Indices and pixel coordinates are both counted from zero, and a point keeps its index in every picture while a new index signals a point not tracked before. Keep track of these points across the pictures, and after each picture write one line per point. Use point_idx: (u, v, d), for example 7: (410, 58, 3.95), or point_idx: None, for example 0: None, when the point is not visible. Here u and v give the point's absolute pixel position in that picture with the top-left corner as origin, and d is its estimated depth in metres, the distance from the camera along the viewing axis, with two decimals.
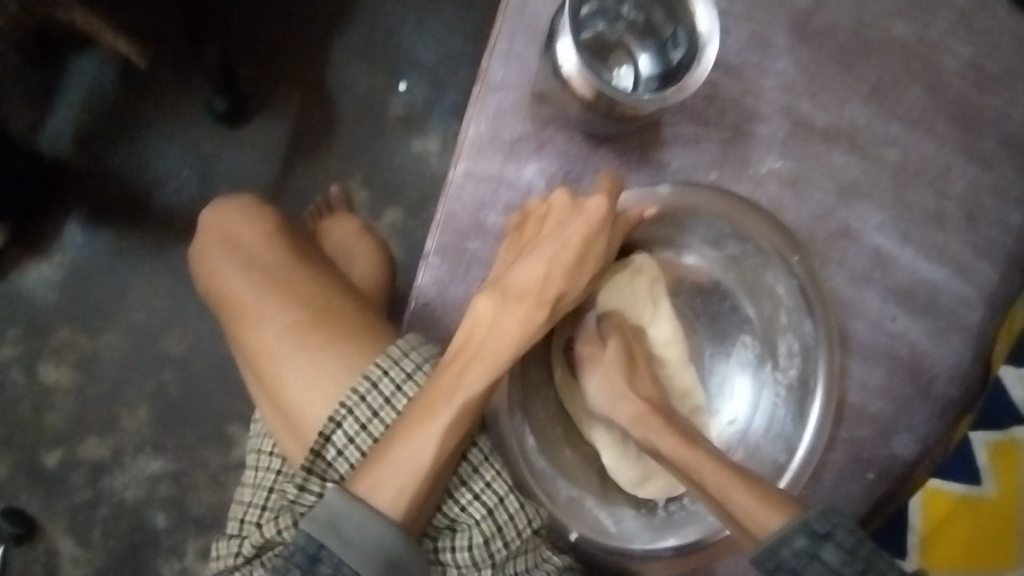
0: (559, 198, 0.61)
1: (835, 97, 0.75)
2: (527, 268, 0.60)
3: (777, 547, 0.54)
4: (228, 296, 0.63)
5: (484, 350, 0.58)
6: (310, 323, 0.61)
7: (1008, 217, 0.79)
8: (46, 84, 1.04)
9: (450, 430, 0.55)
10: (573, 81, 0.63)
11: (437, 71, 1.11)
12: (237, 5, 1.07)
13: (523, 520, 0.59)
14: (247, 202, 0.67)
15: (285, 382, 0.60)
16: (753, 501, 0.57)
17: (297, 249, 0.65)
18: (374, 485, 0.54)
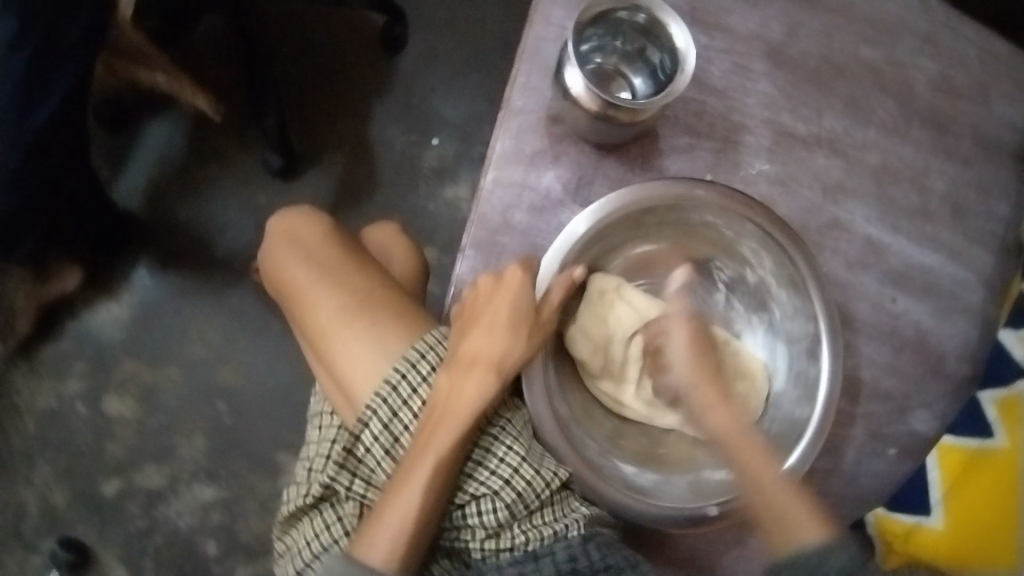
0: (484, 280, 0.71)
1: (812, 110, 0.86)
2: (477, 341, 0.70)
3: (818, 561, 0.61)
4: (292, 285, 0.76)
5: (447, 410, 0.67)
6: (357, 309, 0.73)
7: (989, 209, 0.89)
8: (125, 146, 1.19)
9: (432, 477, 0.64)
10: (580, 99, 0.74)
11: (465, 127, 1.25)
12: (293, 75, 1.22)
13: (541, 483, 0.67)
14: (308, 210, 0.79)
15: (336, 354, 0.72)
16: (811, 521, 0.66)
17: (347, 247, 0.78)
18: (371, 544, 0.63)
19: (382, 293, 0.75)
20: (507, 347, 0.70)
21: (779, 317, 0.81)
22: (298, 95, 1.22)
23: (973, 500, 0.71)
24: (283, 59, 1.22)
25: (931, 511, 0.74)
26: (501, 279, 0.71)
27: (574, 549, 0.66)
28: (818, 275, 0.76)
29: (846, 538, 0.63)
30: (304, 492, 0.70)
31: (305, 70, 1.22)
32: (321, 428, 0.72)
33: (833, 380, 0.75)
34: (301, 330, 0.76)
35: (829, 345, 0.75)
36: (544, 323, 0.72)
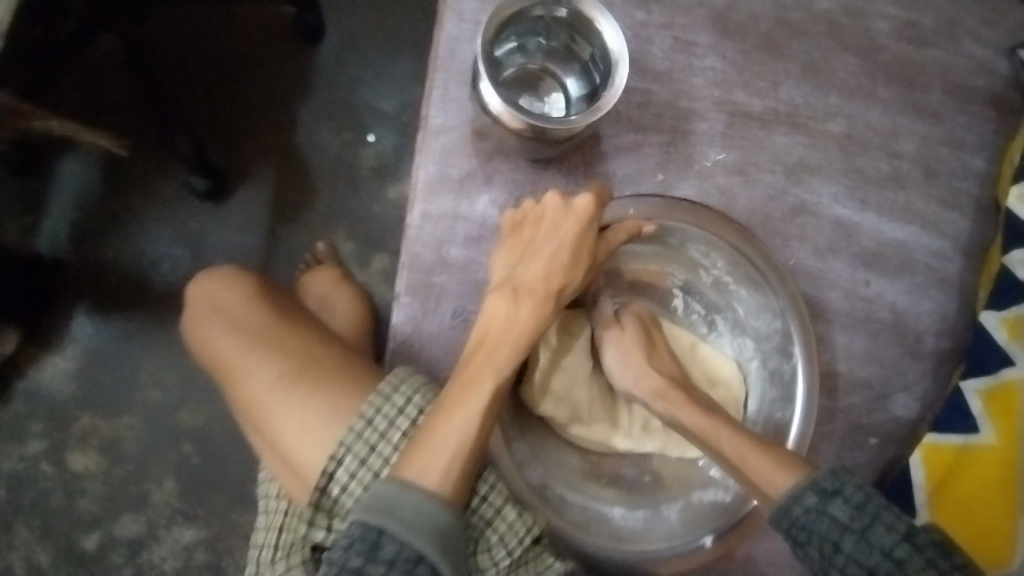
0: (549, 199, 0.65)
1: (768, 82, 0.77)
2: (535, 269, 0.64)
3: (790, 505, 0.58)
4: (219, 357, 0.67)
5: (500, 338, 0.62)
6: (295, 377, 0.64)
7: (963, 164, 0.81)
8: (38, 187, 1.10)
9: (485, 414, 0.59)
10: (504, 119, 0.65)
11: (402, 117, 1.15)
12: (206, 84, 1.12)
13: (520, 530, 0.63)
14: (231, 271, 0.72)
15: (279, 430, 0.64)
16: (770, 466, 0.61)
17: (275, 306, 0.69)
18: (423, 466, 0.56)
19: (323, 353, 0.67)
20: (567, 276, 0.65)
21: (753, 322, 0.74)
22: (217, 105, 1.12)
23: (965, 501, 0.70)
24: (193, 67, 1.11)
25: (916, 512, 0.72)
26: (569, 204, 0.64)
27: None
28: (781, 274, 0.71)
29: (814, 550, 0.56)
30: None
31: (220, 77, 1.12)
32: (270, 510, 0.66)
33: (809, 387, 0.70)
34: (235, 405, 0.67)
35: (801, 348, 0.71)
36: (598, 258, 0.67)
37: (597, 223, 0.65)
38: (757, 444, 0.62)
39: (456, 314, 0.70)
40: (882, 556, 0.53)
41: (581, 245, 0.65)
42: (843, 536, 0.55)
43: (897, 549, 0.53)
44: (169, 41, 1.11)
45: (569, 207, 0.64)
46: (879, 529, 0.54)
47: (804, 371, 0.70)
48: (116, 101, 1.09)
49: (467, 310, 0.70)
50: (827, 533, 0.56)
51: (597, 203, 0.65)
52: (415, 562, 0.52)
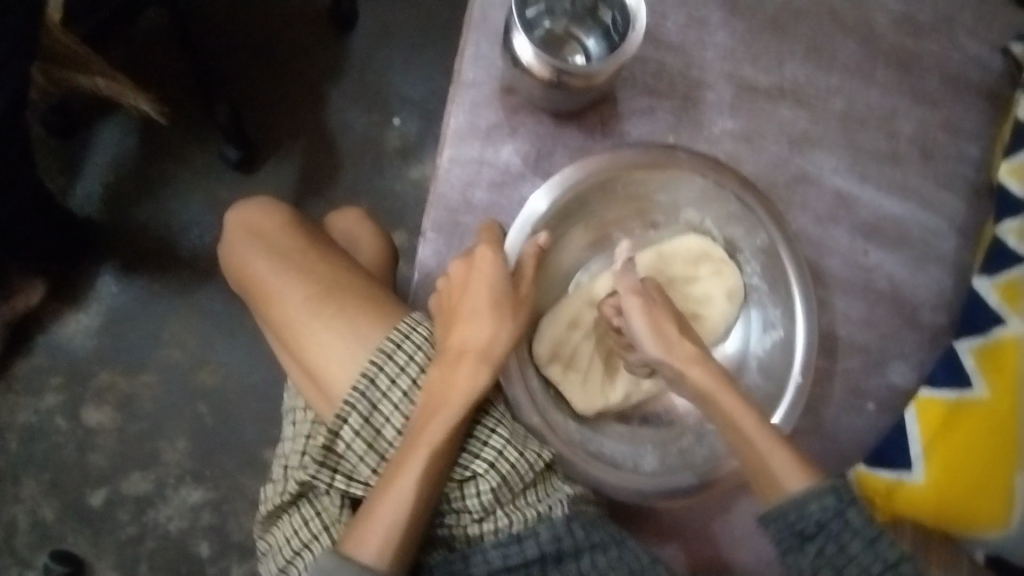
0: (456, 269, 0.67)
1: (774, 60, 0.83)
2: (463, 333, 0.65)
3: (805, 502, 0.61)
4: (253, 279, 0.70)
5: (437, 402, 0.63)
6: (324, 301, 0.67)
7: (961, 150, 0.86)
8: (78, 151, 1.16)
9: (425, 478, 0.60)
10: (533, 68, 0.71)
11: (427, 104, 1.22)
12: (246, 68, 1.19)
13: (524, 467, 0.64)
14: (267, 201, 0.73)
15: (310, 350, 0.66)
16: (790, 463, 0.64)
17: (310, 235, 0.71)
18: (360, 542, 0.59)
19: (353, 285, 0.69)
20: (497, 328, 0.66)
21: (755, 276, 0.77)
22: (253, 88, 1.19)
23: (955, 458, 0.72)
24: (234, 50, 1.19)
25: (912, 465, 0.74)
26: (472, 259, 0.66)
27: (559, 531, 0.63)
28: (778, 217, 0.73)
29: (761, 500, 0.63)
30: (281, 490, 0.66)
31: (260, 59, 1.19)
32: (294, 424, 0.68)
33: (810, 319, 0.72)
34: (265, 323, 0.70)
35: (800, 288, 0.72)
36: (524, 297, 0.67)
37: (507, 275, 0.66)
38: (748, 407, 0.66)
39: None
40: (841, 516, 0.61)
41: (507, 294, 0.66)
42: (814, 501, 0.61)
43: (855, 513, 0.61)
44: (210, 24, 1.19)
45: (474, 267, 0.65)
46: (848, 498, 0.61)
47: (804, 320, 0.72)
48: (161, 76, 1.16)
49: None
50: (802, 499, 0.62)
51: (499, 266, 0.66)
52: None
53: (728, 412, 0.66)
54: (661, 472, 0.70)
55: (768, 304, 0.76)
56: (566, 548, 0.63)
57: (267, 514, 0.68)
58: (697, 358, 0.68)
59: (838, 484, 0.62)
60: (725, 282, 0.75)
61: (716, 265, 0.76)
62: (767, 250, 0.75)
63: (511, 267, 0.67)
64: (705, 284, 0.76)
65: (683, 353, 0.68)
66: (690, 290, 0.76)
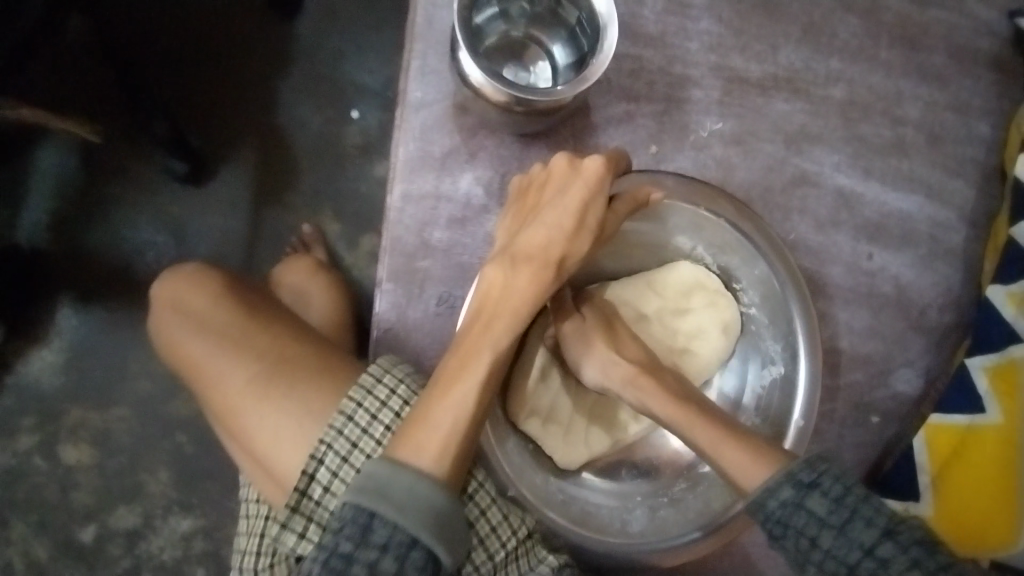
0: (559, 161, 0.61)
1: (765, 45, 0.73)
2: (536, 233, 0.60)
3: (765, 499, 0.54)
4: (183, 358, 0.63)
5: (499, 308, 0.59)
6: (264, 373, 0.61)
7: (968, 129, 0.76)
8: (12, 177, 1.07)
9: (485, 387, 0.57)
10: (483, 90, 0.62)
11: (386, 91, 1.10)
12: (183, 66, 1.07)
13: (507, 530, 0.60)
14: (193, 269, 0.67)
15: (253, 435, 0.60)
16: (743, 456, 0.57)
17: (243, 300, 0.65)
18: (416, 446, 0.53)
19: (293, 349, 0.62)
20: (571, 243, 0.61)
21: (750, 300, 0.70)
22: (193, 90, 1.07)
23: (965, 488, 0.66)
24: (167, 47, 1.07)
25: (920, 495, 0.68)
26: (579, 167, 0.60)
27: None
28: (774, 246, 0.65)
29: (790, 545, 0.53)
30: None
31: (201, 59, 1.07)
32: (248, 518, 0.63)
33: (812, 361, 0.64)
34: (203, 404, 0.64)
35: (799, 322, 0.65)
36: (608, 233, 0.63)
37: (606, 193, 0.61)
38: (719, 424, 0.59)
39: (441, 300, 0.67)
40: (862, 553, 0.50)
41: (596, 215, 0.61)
42: (820, 531, 0.51)
43: (879, 547, 0.50)
44: (137, 19, 1.06)
45: (579, 173, 0.60)
46: (859, 524, 0.51)
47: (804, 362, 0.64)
48: (90, 86, 1.05)
49: (451, 296, 0.67)
50: (806, 529, 0.52)
51: (608, 167, 0.61)
52: (409, 545, 0.49)
53: (679, 422, 0.60)
54: (652, 531, 0.65)
55: (770, 339, 0.69)
56: None
57: None
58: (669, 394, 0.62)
59: (798, 470, 0.53)
60: (720, 314, 0.69)
61: (711, 296, 0.69)
62: (766, 282, 0.67)
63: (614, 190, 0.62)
64: (697, 317, 0.69)
65: (645, 382, 0.63)
66: (679, 323, 0.70)
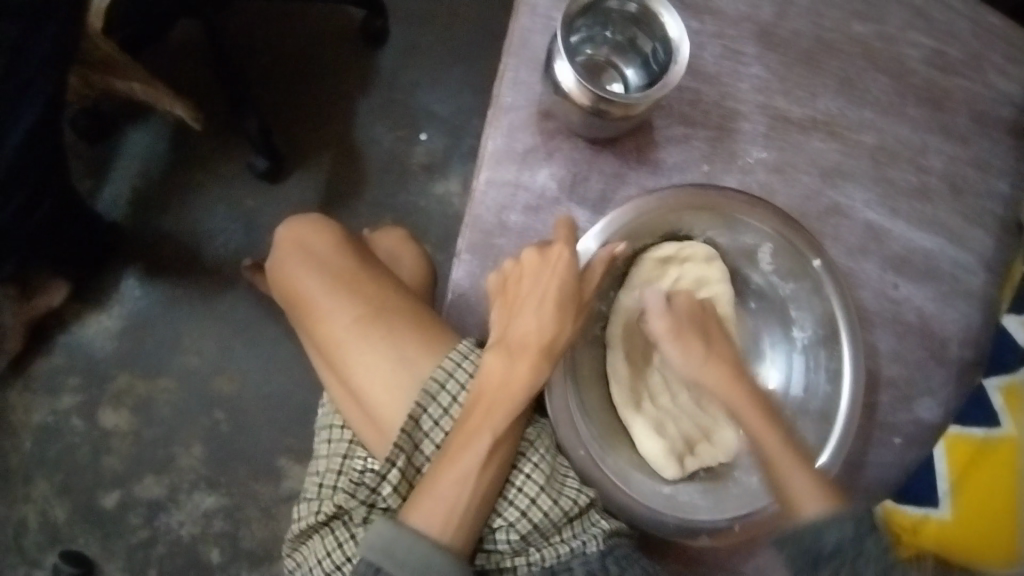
0: (527, 254, 0.68)
1: (806, 93, 0.84)
2: (521, 325, 0.67)
3: (822, 527, 0.63)
4: (302, 294, 0.73)
5: (499, 394, 0.66)
6: (373, 319, 0.70)
7: (987, 185, 0.86)
8: (107, 155, 1.17)
9: (486, 451, 0.64)
10: (572, 94, 0.72)
11: (454, 120, 1.23)
12: (277, 78, 1.20)
13: (558, 513, 0.67)
14: (318, 218, 0.76)
15: (357, 372, 0.69)
16: (815, 491, 0.67)
17: (360, 252, 0.74)
18: (427, 513, 0.62)
19: (400, 304, 0.71)
20: (559, 326, 0.68)
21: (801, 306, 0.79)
22: (283, 99, 1.20)
23: (978, 492, 0.69)
24: (267, 60, 1.20)
25: (939, 502, 0.73)
26: (546, 255, 0.68)
27: (593, 565, 0.66)
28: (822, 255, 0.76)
29: (837, 545, 0.60)
30: (315, 510, 0.68)
31: (293, 73, 1.20)
32: (330, 442, 0.71)
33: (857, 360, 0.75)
34: (312, 340, 0.73)
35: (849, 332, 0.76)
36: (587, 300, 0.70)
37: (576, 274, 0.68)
38: (795, 447, 0.69)
39: None
40: None
41: (574, 294, 0.68)
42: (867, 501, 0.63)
43: None
44: (246, 34, 1.20)
45: (545, 259, 0.67)
46: None
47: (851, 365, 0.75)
48: (194, 85, 1.18)
49: None
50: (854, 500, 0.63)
51: (575, 263, 0.68)
52: None
53: (758, 436, 0.70)
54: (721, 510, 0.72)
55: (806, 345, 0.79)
56: None
57: (297, 533, 0.69)
58: (732, 375, 0.72)
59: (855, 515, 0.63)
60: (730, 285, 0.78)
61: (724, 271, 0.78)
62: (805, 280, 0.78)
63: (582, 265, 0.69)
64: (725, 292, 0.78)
65: (713, 361, 0.72)
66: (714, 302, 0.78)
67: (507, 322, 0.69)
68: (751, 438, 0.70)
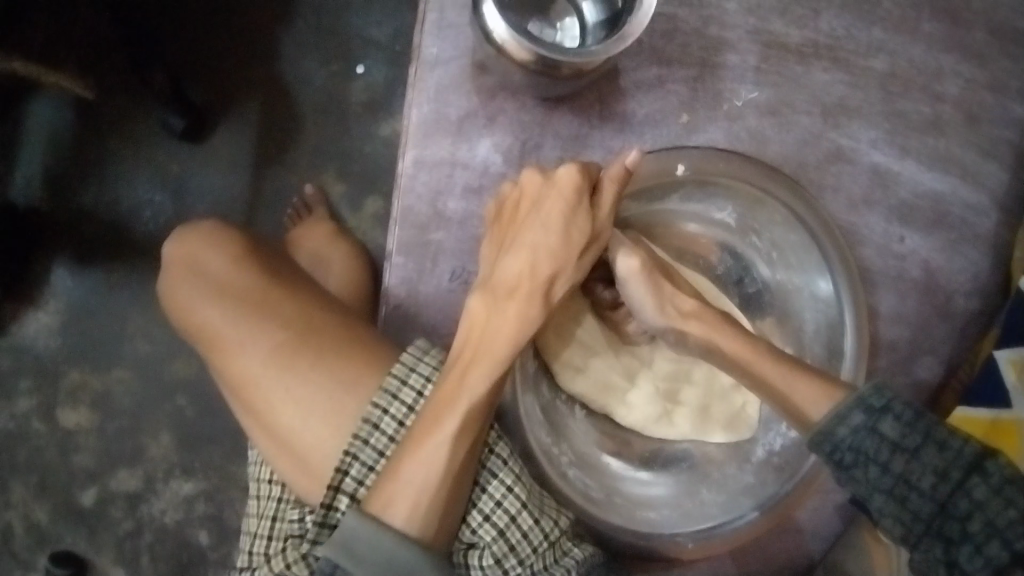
0: (530, 178, 0.58)
1: (807, 9, 0.68)
2: (517, 262, 0.57)
3: (833, 427, 0.54)
4: (201, 326, 0.61)
5: (483, 344, 0.56)
6: (290, 347, 0.59)
7: (1003, 112, 0.72)
8: (3, 130, 1.02)
9: (461, 432, 0.53)
10: (508, 48, 0.58)
11: (393, 45, 1.05)
12: (181, 14, 1.02)
13: (538, 536, 0.56)
14: (213, 226, 0.64)
15: (274, 408, 0.58)
16: (812, 387, 0.56)
17: (272, 265, 0.63)
18: (391, 501, 0.51)
19: (322, 320, 0.60)
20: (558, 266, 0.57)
21: (796, 280, 0.69)
22: (191, 38, 1.02)
23: None
24: None
25: None
26: (551, 180, 0.56)
27: None
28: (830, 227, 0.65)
29: (860, 472, 0.52)
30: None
31: (199, 5, 1.02)
32: (259, 498, 0.61)
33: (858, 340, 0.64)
34: (221, 377, 0.61)
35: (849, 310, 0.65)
36: (598, 234, 0.58)
37: (586, 203, 0.57)
38: (792, 363, 0.58)
39: (455, 275, 0.64)
40: (937, 477, 0.49)
41: (579, 239, 0.57)
42: (892, 455, 0.51)
43: (953, 471, 0.49)
44: None
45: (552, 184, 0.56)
46: (931, 449, 0.50)
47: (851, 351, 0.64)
48: (86, 36, 1.00)
49: (466, 272, 0.64)
50: (877, 453, 0.51)
51: (583, 176, 0.57)
52: None
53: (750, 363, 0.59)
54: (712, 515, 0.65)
55: (812, 330, 0.68)
56: None
57: None
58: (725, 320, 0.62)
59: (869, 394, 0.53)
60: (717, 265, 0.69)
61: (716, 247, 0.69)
62: (798, 249, 0.67)
63: (593, 182, 0.58)
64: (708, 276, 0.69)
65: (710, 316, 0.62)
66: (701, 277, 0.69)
67: (498, 257, 0.58)
68: (745, 377, 0.60)
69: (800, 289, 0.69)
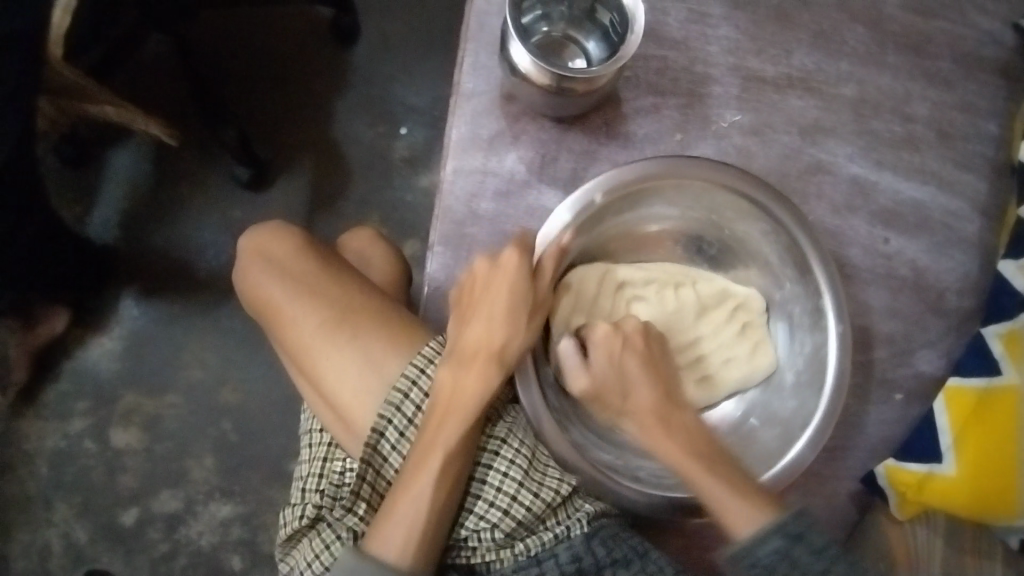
0: (480, 265, 0.69)
1: (779, 50, 0.81)
2: (476, 334, 0.67)
3: (753, 546, 0.62)
4: (269, 304, 0.74)
5: (453, 406, 0.64)
6: (338, 324, 0.70)
7: (979, 128, 0.83)
8: (92, 180, 1.18)
9: (438, 484, 0.62)
10: (531, 75, 0.71)
11: (432, 111, 1.21)
12: (252, 86, 1.20)
13: (550, 486, 0.65)
14: (279, 224, 0.77)
15: (325, 372, 0.70)
16: (743, 502, 0.64)
17: (325, 257, 0.75)
18: (384, 540, 0.61)
19: (364, 303, 0.72)
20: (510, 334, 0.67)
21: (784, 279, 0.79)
22: (260, 107, 1.19)
23: (984, 444, 0.68)
24: (241, 69, 1.20)
25: (943, 456, 0.71)
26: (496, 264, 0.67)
27: (577, 549, 0.65)
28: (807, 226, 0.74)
29: None
30: (298, 514, 0.68)
31: (267, 79, 1.20)
32: (311, 446, 0.72)
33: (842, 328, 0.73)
34: (282, 346, 0.73)
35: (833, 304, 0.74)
36: (541, 300, 0.69)
37: (529, 275, 0.68)
38: (724, 477, 0.66)
39: None
40: None
41: (528, 297, 0.68)
42: None
43: None
44: (217, 44, 1.20)
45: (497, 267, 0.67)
46: None
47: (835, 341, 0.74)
48: (173, 104, 1.18)
49: None
50: None
51: (523, 258, 0.68)
52: None
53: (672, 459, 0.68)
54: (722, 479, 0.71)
55: (799, 311, 0.78)
56: (587, 567, 0.64)
57: (285, 539, 0.69)
58: (654, 414, 0.70)
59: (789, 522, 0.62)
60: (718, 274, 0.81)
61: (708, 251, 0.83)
62: (793, 251, 0.77)
63: (532, 265, 0.69)
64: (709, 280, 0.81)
65: (637, 403, 0.70)
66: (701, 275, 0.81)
67: (461, 329, 0.68)
68: (677, 472, 0.68)
69: (778, 289, 0.80)
